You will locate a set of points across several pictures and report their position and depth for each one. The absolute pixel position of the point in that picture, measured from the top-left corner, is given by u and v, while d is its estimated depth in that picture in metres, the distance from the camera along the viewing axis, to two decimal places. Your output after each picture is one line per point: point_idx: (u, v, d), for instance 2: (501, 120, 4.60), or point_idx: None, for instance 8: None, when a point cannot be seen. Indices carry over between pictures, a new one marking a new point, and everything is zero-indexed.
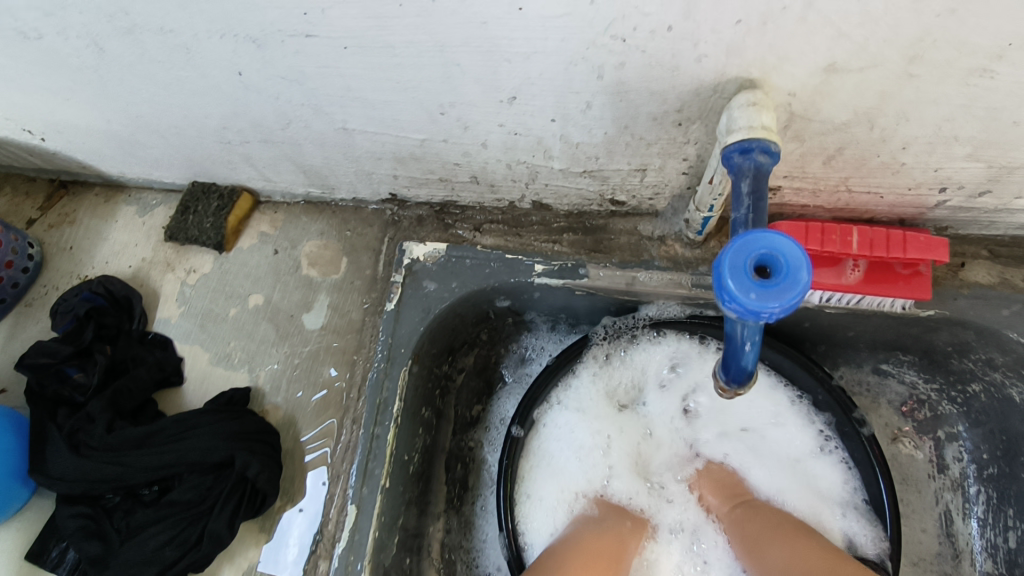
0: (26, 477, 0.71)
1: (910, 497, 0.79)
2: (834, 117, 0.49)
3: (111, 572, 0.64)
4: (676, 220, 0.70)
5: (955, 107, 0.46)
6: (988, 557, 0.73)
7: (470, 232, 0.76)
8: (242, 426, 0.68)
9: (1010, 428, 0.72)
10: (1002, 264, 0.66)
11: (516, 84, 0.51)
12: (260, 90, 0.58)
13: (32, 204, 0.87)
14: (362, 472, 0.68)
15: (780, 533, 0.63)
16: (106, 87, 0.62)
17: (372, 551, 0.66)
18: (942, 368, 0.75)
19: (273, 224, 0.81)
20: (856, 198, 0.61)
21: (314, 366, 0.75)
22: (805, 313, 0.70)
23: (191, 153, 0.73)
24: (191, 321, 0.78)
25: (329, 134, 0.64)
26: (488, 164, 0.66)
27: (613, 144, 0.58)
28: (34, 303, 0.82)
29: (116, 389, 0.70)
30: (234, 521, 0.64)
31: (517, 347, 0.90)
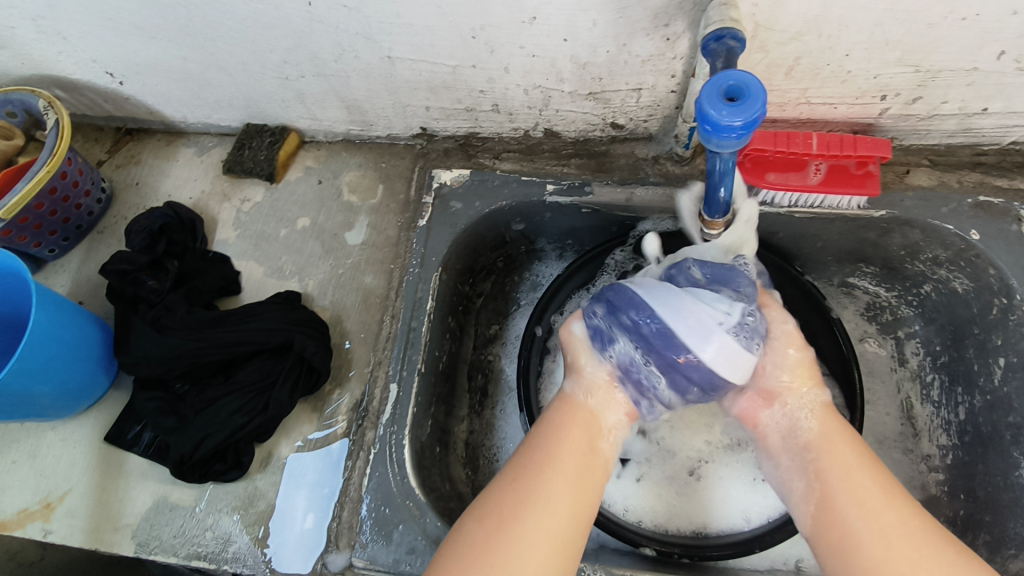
0: (107, 368, 0.82)
1: (875, 386, 0.91)
2: (790, 26, 0.62)
3: (189, 435, 0.75)
4: (667, 141, 0.83)
5: (882, 12, 0.59)
6: (944, 432, 0.84)
7: (491, 160, 0.88)
8: (300, 316, 0.79)
9: (957, 317, 0.83)
10: (940, 170, 0.79)
11: (536, 5, 0.64)
12: (322, 20, 0.70)
13: (101, 149, 0.99)
14: (402, 357, 0.78)
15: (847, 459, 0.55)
16: (189, 24, 0.74)
17: (411, 425, 0.75)
18: (899, 275, 0.86)
19: (316, 159, 0.94)
20: (814, 109, 0.74)
21: (356, 275, 0.86)
22: (778, 221, 0.82)
23: (251, 91, 0.86)
24: (246, 241, 0.90)
25: (375, 64, 0.77)
26: (508, 90, 0.78)
27: (613, 63, 0.71)
28: (105, 231, 0.93)
29: (189, 288, 0.82)
30: (295, 393, 0.76)
31: (529, 275, 1.01)
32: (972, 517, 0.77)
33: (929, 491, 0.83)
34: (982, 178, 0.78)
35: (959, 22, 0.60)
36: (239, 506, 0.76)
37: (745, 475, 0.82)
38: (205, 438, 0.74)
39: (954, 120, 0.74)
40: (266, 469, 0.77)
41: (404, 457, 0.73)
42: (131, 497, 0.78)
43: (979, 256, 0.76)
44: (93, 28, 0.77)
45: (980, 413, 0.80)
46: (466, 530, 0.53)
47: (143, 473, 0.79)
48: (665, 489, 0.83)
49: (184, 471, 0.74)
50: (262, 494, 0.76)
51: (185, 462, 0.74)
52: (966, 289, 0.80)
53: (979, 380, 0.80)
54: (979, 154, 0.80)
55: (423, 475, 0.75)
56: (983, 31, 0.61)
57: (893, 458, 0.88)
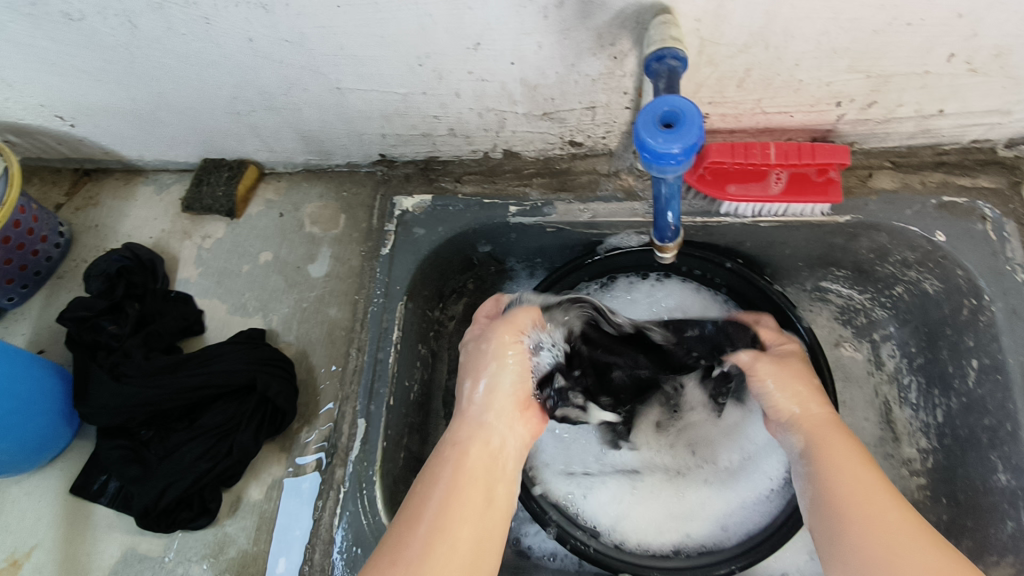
0: (69, 419, 0.80)
1: (853, 392, 0.90)
2: (736, 40, 0.61)
3: (152, 485, 0.73)
4: (627, 156, 0.81)
5: (826, 21, 0.58)
6: (923, 435, 0.83)
7: (452, 184, 0.87)
8: (262, 354, 0.78)
9: (930, 319, 0.82)
10: (903, 172, 0.78)
11: (478, 31, 0.63)
12: (265, 56, 0.69)
13: (59, 191, 0.97)
14: (369, 391, 0.77)
15: (852, 469, 0.57)
16: (133, 65, 0.73)
17: (381, 459, 0.74)
18: (870, 277, 0.86)
19: (277, 191, 0.92)
20: (771, 119, 0.73)
21: (321, 308, 0.85)
22: (744, 230, 0.81)
23: (204, 127, 0.84)
24: (208, 279, 0.89)
25: (325, 95, 0.76)
26: (462, 114, 0.77)
27: (564, 83, 0.70)
28: (65, 275, 0.92)
29: (148, 332, 0.81)
30: (260, 435, 0.75)
31: (501, 295, 0.99)
32: (955, 522, 0.76)
33: (911, 496, 0.82)
34: (946, 178, 0.77)
35: (905, 28, 0.59)
36: (209, 553, 0.75)
37: (729, 486, 0.81)
38: (169, 488, 0.73)
39: (911, 122, 0.73)
40: (236, 514, 0.76)
41: (375, 494, 0.72)
42: (99, 550, 0.76)
43: (946, 257, 0.75)
44: (36, 73, 0.76)
45: (957, 416, 0.78)
46: (394, 534, 0.55)
47: (110, 525, 0.77)
48: (654, 508, 0.81)
49: (149, 521, 0.73)
50: (232, 540, 0.75)
51: (149, 511, 0.73)
52: (936, 290, 0.79)
53: (954, 382, 0.78)
54: (941, 154, 0.78)
55: (397, 510, 0.74)
56: (930, 36, 0.60)
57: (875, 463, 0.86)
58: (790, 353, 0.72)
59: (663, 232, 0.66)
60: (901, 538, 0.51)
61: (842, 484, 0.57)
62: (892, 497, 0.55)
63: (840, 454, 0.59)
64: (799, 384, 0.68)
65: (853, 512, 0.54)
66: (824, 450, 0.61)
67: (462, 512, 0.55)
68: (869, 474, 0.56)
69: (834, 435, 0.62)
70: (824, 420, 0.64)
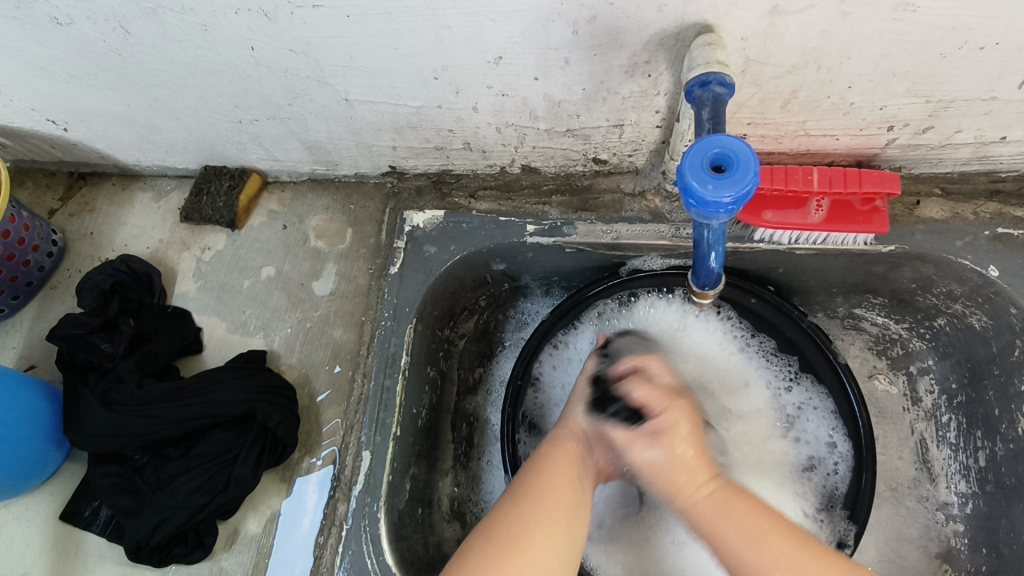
0: (60, 443, 0.77)
1: (886, 428, 0.85)
2: (785, 60, 0.55)
3: (145, 519, 0.69)
4: (654, 175, 0.76)
5: (888, 43, 0.53)
6: (963, 478, 0.79)
7: (466, 199, 0.82)
8: (261, 381, 0.74)
9: (975, 355, 0.77)
10: (953, 200, 0.73)
11: (500, 44, 0.57)
12: (269, 65, 0.64)
13: (53, 196, 0.93)
14: (374, 422, 0.72)
15: (725, 512, 0.51)
16: (127, 71, 0.68)
17: (387, 494, 0.70)
18: (910, 307, 0.80)
19: (281, 202, 0.88)
20: (814, 141, 0.68)
21: (325, 329, 0.81)
22: (778, 257, 0.76)
23: (204, 135, 0.79)
24: (207, 294, 0.84)
25: (333, 106, 0.70)
26: (479, 129, 0.72)
27: (591, 100, 0.64)
28: (58, 286, 0.87)
29: (142, 353, 0.76)
30: (258, 468, 0.70)
31: (514, 312, 0.93)
32: None
33: (948, 543, 0.78)
34: (1000, 208, 0.72)
35: (976, 52, 0.53)
36: None
37: None
38: (162, 522, 0.69)
39: (968, 148, 0.67)
40: (232, 548, 0.72)
41: (380, 533, 0.68)
42: None
43: (999, 294, 0.70)
44: (26, 78, 0.71)
45: (1002, 463, 0.74)
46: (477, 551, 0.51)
47: (101, 555, 0.74)
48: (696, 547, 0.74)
49: (142, 555, 0.70)
50: None
51: (141, 547, 0.69)
52: (984, 326, 0.74)
53: (1001, 426, 0.74)
54: (996, 182, 0.73)
55: (402, 549, 0.70)
56: (1003, 60, 0.54)
57: (908, 505, 0.81)
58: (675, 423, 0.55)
59: (702, 277, 0.63)
60: (797, 550, 0.48)
61: (712, 520, 0.51)
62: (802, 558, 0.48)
63: (724, 516, 0.51)
64: (694, 445, 0.55)
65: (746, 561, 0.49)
66: (719, 523, 0.51)
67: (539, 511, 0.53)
68: (743, 512, 0.51)
69: (703, 479, 0.53)
70: (715, 508, 0.52)
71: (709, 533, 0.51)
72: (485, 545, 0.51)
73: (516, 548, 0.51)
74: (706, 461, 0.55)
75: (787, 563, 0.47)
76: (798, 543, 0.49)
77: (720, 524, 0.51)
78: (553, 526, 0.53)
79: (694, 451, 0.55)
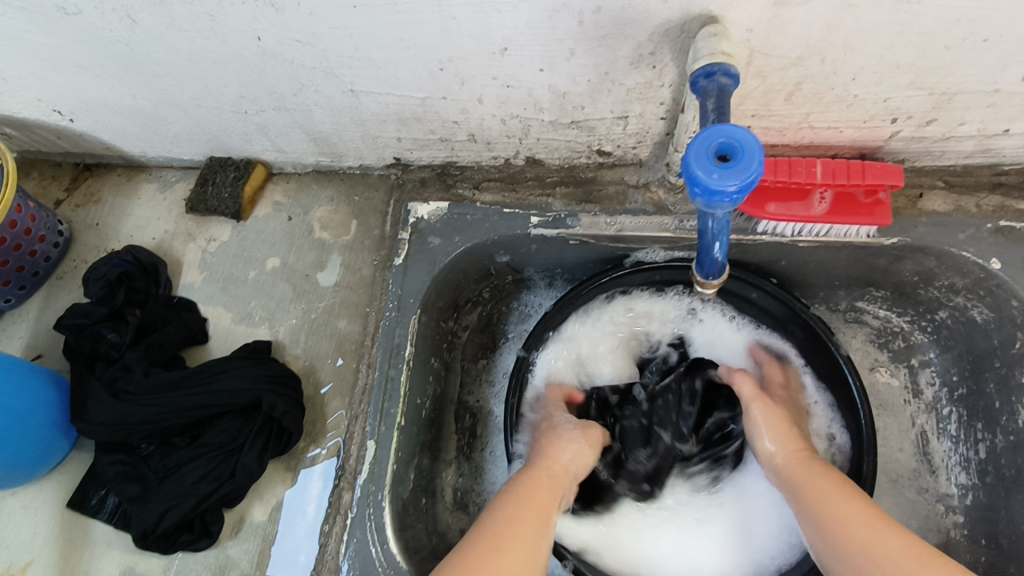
0: (67, 431, 0.77)
1: (887, 420, 0.86)
2: (789, 51, 0.56)
3: (152, 507, 0.70)
4: (658, 167, 0.77)
5: (892, 34, 0.53)
6: (963, 470, 0.79)
7: (470, 191, 0.82)
8: (267, 371, 0.74)
9: (975, 348, 0.77)
10: (956, 193, 0.73)
11: (506, 35, 0.57)
12: (275, 55, 0.64)
13: (59, 187, 0.93)
14: (379, 411, 0.72)
15: (839, 496, 0.57)
16: (134, 61, 0.68)
17: (391, 483, 0.70)
18: (912, 299, 0.80)
19: (285, 194, 0.88)
20: (818, 134, 0.68)
21: (330, 320, 0.81)
22: (781, 249, 0.76)
23: (210, 126, 0.80)
24: (213, 285, 0.85)
25: (338, 97, 0.71)
26: (484, 120, 0.72)
27: (596, 92, 0.64)
28: (64, 276, 0.88)
29: (148, 343, 0.77)
30: (264, 456, 0.71)
31: (518, 305, 0.94)
32: (995, 566, 0.72)
33: (947, 535, 0.78)
34: (1003, 201, 0.72)
35: (979, 44, 0.53)
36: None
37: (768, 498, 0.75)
38: (168, 510, 0.70)
39: (971, 141, 0.68)
40: (238, 536, 0.73)
41: (384, 522, 0.68)
42: (97, 568, 0.74)
43: (1000, 286, 0.70)
44: (33, 68, 0.71)
45: (1002, 454, 0.75)
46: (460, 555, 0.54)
47: (109, 542, 0.74)
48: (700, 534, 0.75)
49: (148, 543, 0.70)
50: (234, 563, 0.72)
51: (148, 536, 0.70)
52: (985, 319, 0.74)
53: (1001, 419, 0.75)
54: (999, 175, 0.73)
55: (406, 537, 0.71)
56: (1007, 52, 0.54)
57: (908, 497, 0.82)
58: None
59: (707, 268, 0.63)
60: (872, 522, 0.54)
61: (806, 484, 0.61)
62: (885, 523, 0.54)
63: (825, 494, 0.59)
64: (780, 415, 0.68)
65: (854, 531, 0.54)
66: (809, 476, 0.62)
67: (514, 531, 0.57)
68: (856, 504, 0.56)
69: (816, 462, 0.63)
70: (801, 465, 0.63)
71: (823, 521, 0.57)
72: (477, 542, 0.55)
73: (506, 545, 0.55)
74: (791, 427, 0.67)
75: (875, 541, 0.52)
76: (909, 537, 0.52)
77: (828, 504, 0.57)
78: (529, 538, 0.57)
79: (777, 431, 0.67)
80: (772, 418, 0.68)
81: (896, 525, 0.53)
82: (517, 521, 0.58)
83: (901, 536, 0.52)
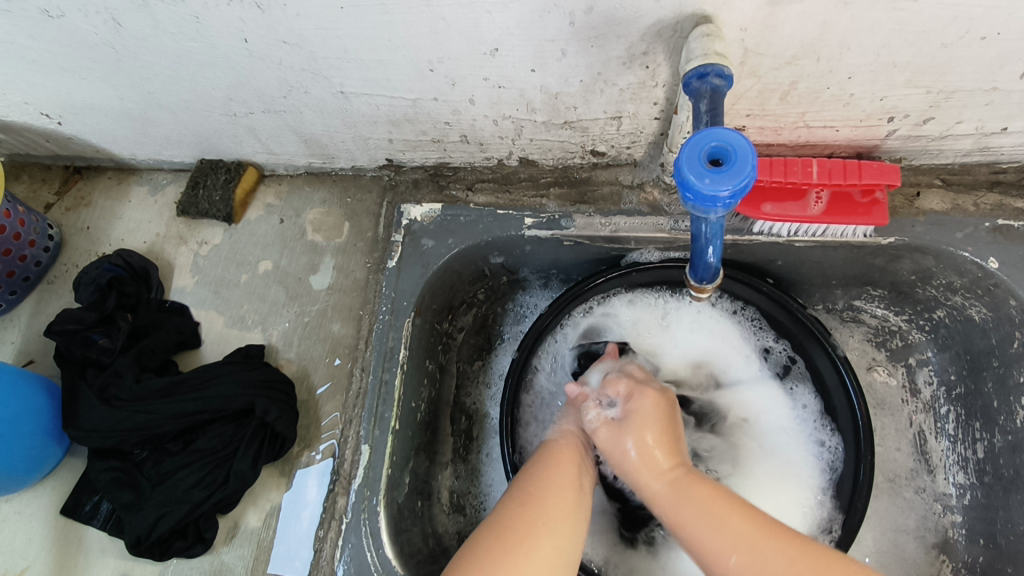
0: (60, 437, 0.77)
1: (885, 420, 0.85)
2: (784, 50, 0.55)
3: (145, 514, 0.69)
4: (653, 167, 0.76)
5: (888, 33, 0.52)
6: (960, 469, 0.79)
7: (463, 192, 0.81)
8: (260, 375, 0.74)
9: (973, 347, 0.77)
10: (954, 191, 0.72)
11: (496, 36, 0.56)
12: (263, 57, 0.63)
13: (49, 190, 0.93)
14: (373, 415, 0.72)
15: (717, 513, 0.49)
16: (120, 64, 0.67)
17: (385, 488, 0.70)
18: (909, 298, 0.79)
19: (277, 195, 0.87)
20: (814, 133, 0.67)
21: (323, 323, 0.80)
22: (778, 249, 0.75)
23: (199, 128, 0.79)
24: (205, 288, 0.84)
25: (328, 99, 0.70)
26: (476, 121, 0.71)
27: (588, 92, 0.64)
28: (56, 281, 0.87)
29: (140, 348, 0.76)
30: (258, 462, 0.71)
31: (513, 305, 0.93)
32: (993, 566, 0.72)
33: (945, 534, 0.78)
34: (1001, 200, 0.71)
35: (977, 42, 0.53)
36: None
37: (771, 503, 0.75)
38: (162, 517, 0.69)
39: (969, 139, 0.67)
40: (232, 542, 0.73)
41: (379, 527, 0.68)
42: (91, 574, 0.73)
43: (998, 286, 0.69)
44: (19, 71, 0.70)
45: (1000, 454, 0.74)
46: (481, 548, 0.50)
47: (103, 548, 0.74)
48: None
49: (142, 550, 0.69)
50: (229, 569, 0.72)
51: (141, 542, 0.69)
52: (983, 318, 0.74)
53: (999, 418, 0.74)
54: (997, 173, 0.72)
55: (401, 541, 0.70)
56: (1005, 50, 0.53)
57: (905, 497, 0.81)
58: (646, 409, 0.57)
59: (700, 272, 0.63)
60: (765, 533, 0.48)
61: (674, 503, 0.51)
62: (766, 536, 0.47)
63: (704, 511, 0.50)
64: (655, 428, 0.56)
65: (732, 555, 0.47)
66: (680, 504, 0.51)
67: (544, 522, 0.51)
68: (737, 517, 0.49)
69: (688, 482, 0.52)
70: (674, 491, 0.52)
71: (695, 536, 0.49)
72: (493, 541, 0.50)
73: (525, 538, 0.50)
74: (671, 443, 0.55)
75: (769, 555, 0.46)
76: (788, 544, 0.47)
77: (707, 526, 0.49)
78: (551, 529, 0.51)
79: (660, 446, 0.55)
80: (647, 412, 0.57)
81: (779, 535, 0.48)
82: (539, 507, 0.53)
83: (785, 547, 0.47)
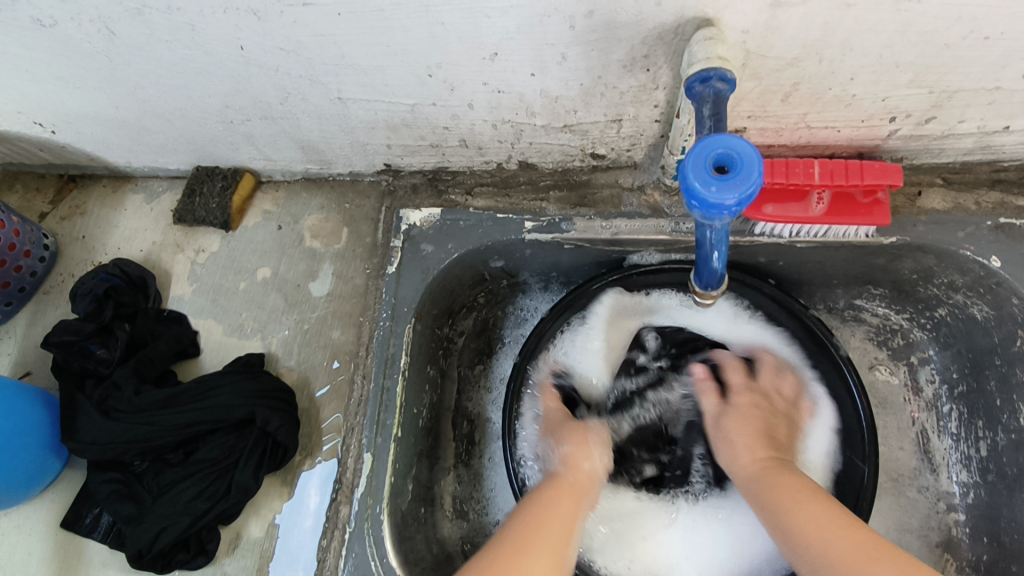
0: (58, 450, 0.76)
1: (888, 419, 0.85)
2: (786, 52, 0.54)
3: (147, 526, 0.69)
4: (653, 169, 0.75)
5: (891, 34, 0.52)
6: (963, 468, 0.79)
7: (462, 196, 0.80)
8: (260, 385, 0.73)
9: (975, 345, 0.77)
10: (955, 190, 0.72)
11: (496, 40, 0.56)
12: (260, 64, 0.62)
13: (43, 199, 0.92)
14: (375, 423, 0.71)
15: (800, 503, 0.56)
16: (115, 72, 0.66)
17: (389, 496, 0.69)
18: (911, 297, 0.79)
19: (275, 202, 0.86)
20: (815, 134, 0.67)
21: (323, 330, 0.80)
22: (779, 250, 0.75)
23: (195, 135, 0.78)
24: (202, 297, 0.83)
25: (326, 105, 0.69)
26: (475, 126, 0.70)
27: (589, 95, 0.63)
28: (51, 291, 0.86)
29: (139, 359, 0.76)
30: (259, 472, 0.70)
31: (514, 308, 0.92)
32: (997, 565, 0.72)
33: (949, 533, 0.78)
34: (1002, 198, 0.71)
35: (980, 42, 0.52)
36: None
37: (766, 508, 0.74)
38: (163, 530, 0.69)
39: (970, 138, 0.67)
40: (235, 553, 0.72)
41: (383, 535, 0.67)
42: None
43: (1001, 284, 0.69)
44: (12, 80, 0.70)
45: (1004, 452, 0.74)
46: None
47: (104, 561, 0.73)
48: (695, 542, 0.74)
49: (143, 563, 0.69)
50: None
51: (143, 556, 0.69)
52: (985, 316, 0.74)
53: (1003, 417, 0.74)
54: (998, 171, 0.72)
55: (405, 549, 0.70)
56: (1007, 50, 0.53)
57: (909, 496, 0.81)
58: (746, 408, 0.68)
59: (704, 278, 0.63)
60: (837, 524, 0.54)
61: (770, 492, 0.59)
62: (835, 522, 0.54)
63: (789, 497, 0.57)
64: (750, 425, 0.66)
65: (809, 539, 0.53)
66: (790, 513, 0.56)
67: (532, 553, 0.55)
68: (831, 523, 0.54)
69: (785, 469, 0.62)
70: (762, 475, 0.61)
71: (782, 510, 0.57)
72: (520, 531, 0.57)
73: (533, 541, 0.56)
74: (764, 439, 0.65)
75: (835, 538, 0.52)
76: (842, 521, 0.54)
77: (791, 509, 0.56)
78: (550, 547, 0.57)
79: (750, 451, 0.64)
80: (736, 416, 0.68)
81: (842, 523, 0.54)
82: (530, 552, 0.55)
83: (831, 508, 0.56)
